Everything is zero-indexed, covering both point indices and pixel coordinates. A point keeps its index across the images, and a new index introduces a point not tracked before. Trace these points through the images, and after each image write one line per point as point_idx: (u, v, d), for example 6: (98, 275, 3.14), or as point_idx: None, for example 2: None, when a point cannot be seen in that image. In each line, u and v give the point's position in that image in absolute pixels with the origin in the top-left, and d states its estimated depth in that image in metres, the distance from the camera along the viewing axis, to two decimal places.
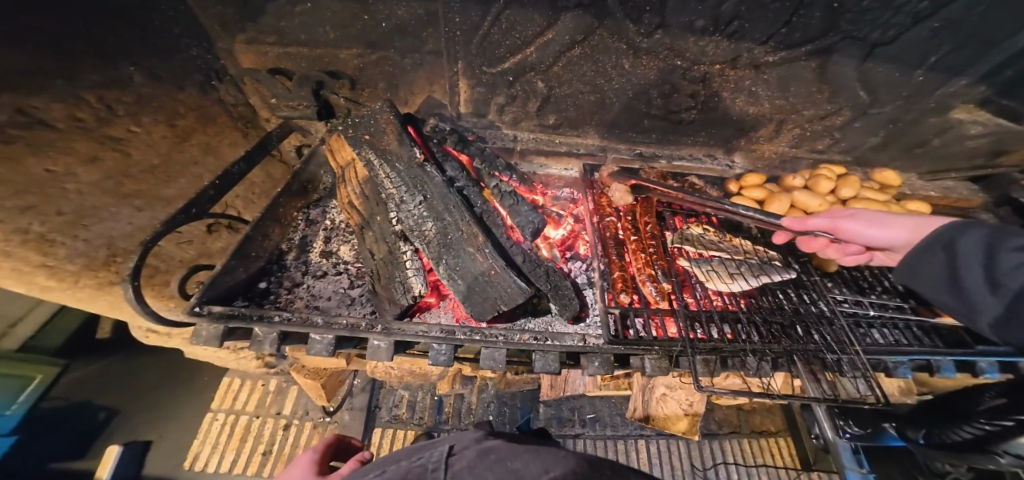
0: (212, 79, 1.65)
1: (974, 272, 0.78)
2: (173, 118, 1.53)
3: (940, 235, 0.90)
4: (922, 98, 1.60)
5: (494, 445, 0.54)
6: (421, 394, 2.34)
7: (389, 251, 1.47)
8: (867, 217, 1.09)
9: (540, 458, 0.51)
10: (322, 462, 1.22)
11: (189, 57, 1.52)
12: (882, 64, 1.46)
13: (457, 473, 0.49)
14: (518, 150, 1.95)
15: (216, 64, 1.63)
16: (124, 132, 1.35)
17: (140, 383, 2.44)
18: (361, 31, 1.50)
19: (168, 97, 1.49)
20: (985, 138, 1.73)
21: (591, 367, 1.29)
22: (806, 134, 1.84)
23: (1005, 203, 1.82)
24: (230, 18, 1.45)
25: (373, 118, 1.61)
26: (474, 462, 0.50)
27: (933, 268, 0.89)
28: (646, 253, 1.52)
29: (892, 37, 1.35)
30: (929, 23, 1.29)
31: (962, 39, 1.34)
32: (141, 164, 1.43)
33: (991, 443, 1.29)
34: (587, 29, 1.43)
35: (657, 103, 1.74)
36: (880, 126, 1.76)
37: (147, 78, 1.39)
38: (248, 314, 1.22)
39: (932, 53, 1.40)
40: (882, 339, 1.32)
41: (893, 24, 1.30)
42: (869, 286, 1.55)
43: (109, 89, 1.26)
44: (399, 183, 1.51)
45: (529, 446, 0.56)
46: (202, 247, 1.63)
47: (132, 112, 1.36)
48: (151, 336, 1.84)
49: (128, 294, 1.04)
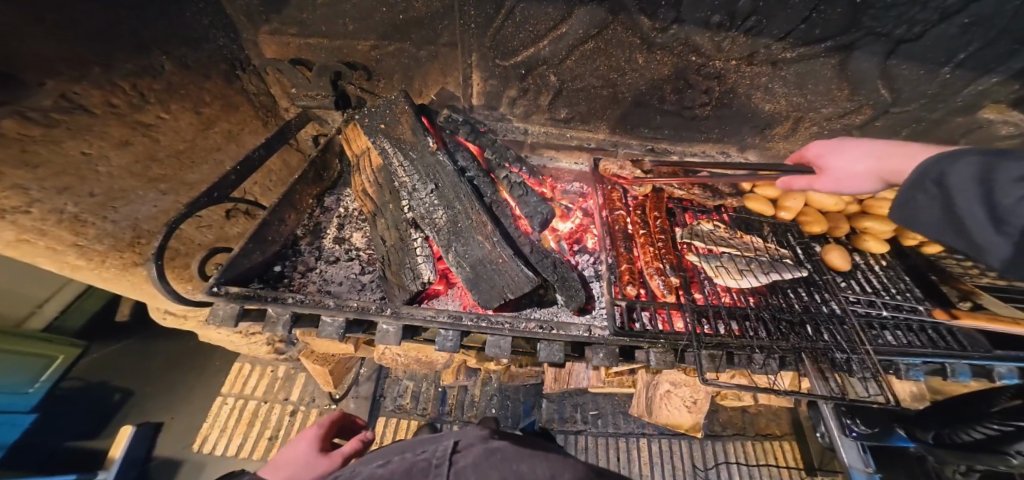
0: (237, 69, 1.70)
1: (975, 209, 0.63)
2: (199, 105, 1.57)
3: (925, 167, 0.75)
4: (950, 93, 1.55)
5: (500, 445, 0.56)
6: (425, 385, 2.38)
7: (400, 238, 1.50)
8: (835, 164, 1.11)
9: (547, 463, 0.52)
10: (325, 438, 1.28)
11: (216, 47, 1.58)
12: (905, 61, 1.44)
13: (460, 471, 0.50)
14: (528, 143, 2.00)
15: (240, 53, 1.68)
16: (154, 118, 1.39)
17: (154, 365, 2.51)
18: (378, 22, 1.53)
19: (195, 86, 1.53)
20: (1017, 139, 1.64)
21: (596, 358, 1.31)
22: (823, 132, 1.82)
23: None
24: (255, 9, 1.50)
25: (389, 108, 1.64)
26: (479, 460, 0.52)
27: (930, 206, 0.74)
28: (654, 247, 1.54)
29: (918, 33, 1.33)
30: (957, 20, 1.27)
31: (992, 36, 1.32)
32: (167, 149, 1.46)
33: (1000, 442, 1.12)
34: (601, 24, 1.44)
35: (671, 98, 1.74)
36: (902, 125, 1.74)
37: (176, 67, 1.44)
38: (262, 295, 1.26)
39: (960, 50, 1.38)
40: (894, 341, 1.29)
41: (920, 19, 1.29)
42: (885, 287, 1.51)
43: (142, 77, 1.32)
44: (412, 171, 1.54)
45: (535, 450, 0.58)
46: (220, 231, 1.67)
47: (161, 99, 1.40)
48: (167, 318, 1.89)
49: (151, 272, 1.07)
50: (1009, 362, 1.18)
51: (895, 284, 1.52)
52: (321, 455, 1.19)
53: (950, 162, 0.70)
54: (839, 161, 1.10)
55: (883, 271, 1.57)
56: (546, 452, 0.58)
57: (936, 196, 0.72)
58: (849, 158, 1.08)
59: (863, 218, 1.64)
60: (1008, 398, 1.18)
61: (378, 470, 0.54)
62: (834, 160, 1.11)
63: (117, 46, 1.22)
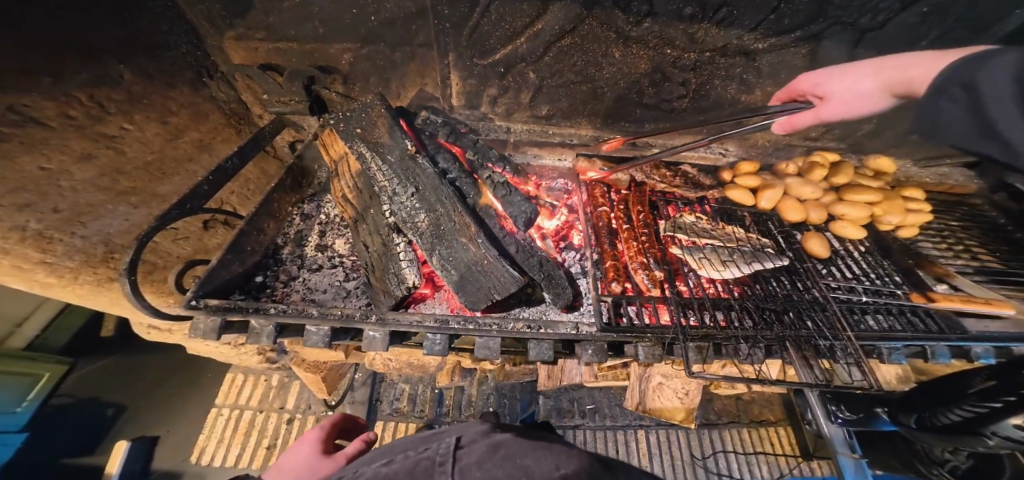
0: (203, 76, 1.67)
1: (1002, 104, 0.58)
2: (166, 115, 1.52)
3: (959, 70, 0.68)
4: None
5: (504, 439, 0.54)
6: (421, 387, 2.37)
7: (383, 243, 1.48)
8: (838, 89, 1.12)
9: (552, 456, 0.50)
10: (327, 440, 1.27)
11: (178, 54, 1.55)
12: (871, 50, 1.45)
13: (466, 470, 0.48)
14: (511, 142, 1.98)
15: (206, 60, 1.65)
16: (118, 129, 1.35)
17: (145, 379, 2.48)
18: (350, 26, 1.50)
19: (159, 95, 1.49)
20: None
21: (585, 355, 1.32)
22: None
23: (1000, 190, 1.81)
24: (218, 14, 1.47)
25: (365, 112, 1.61)
26: (483, 457, 0.50)
27: (950, 116, 0.68)
28: (637, 242, 1.54)
29: (881, 23, 1.35)
30: (916, 8, 1.30)
31: (949, 25, 1.35)
32: (134, 161, 1.41)
33: (977, 424, 1.12)
34: (576, 19, 1.42)
35: (649, 92, 1.73)
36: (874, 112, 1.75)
37: (137, 76, 1.40)
38: (244, 306, 1.25)
39: (921, 39, 1.40)
40: (876, 326, 1.29)
41: (882, 8, 1.30)
42: (865, 272, 1.52)
43: (99, 87, 1.26)
44: (391, 175, 1.52)
45: (539, 442, 0.56)
46: (198, 243, 1.64)
47: (124, 110, 1.36)
48: (153, 333, 1.86)
49: (126, 289, 1.04)
50: (985, 343, 1.21)
51: (874, 269, 1.53)
52: (325, 457, 1.17)
53: (983, 63, 0.64)
54: (841, 85, 1.11)
55: (861, 256, 1.59)
56: (550, 443, 0.56)
57: (961, 100, 0.66)
58: (849, 80, 1.10)
59: (838, 205, 1.63)
60: (982, 379, 1.17)
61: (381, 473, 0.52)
62: (836, 85, 1.12)
63: (74, 56, 1.18)
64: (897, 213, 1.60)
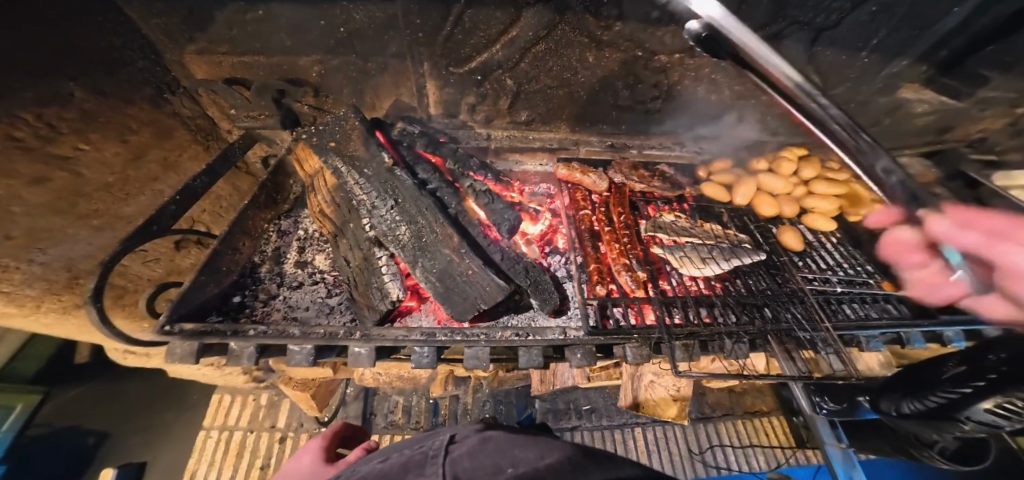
0: (165, 91, 1.56)
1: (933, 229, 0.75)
2: (126, 133, 1.42)
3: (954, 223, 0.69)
4: (870, 78, 1.66)
5: (493, 434, 0.57)
6: (416, 398, 2.34)
7: (364, 258, 1.46)
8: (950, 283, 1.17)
9: (538, 446, 0.52)
10: (329, 449, 1.22)
11: (136, 70, 1.43)
12: (829, 47, 1.51)
13: (457, 460, 0.50)
14: (492, 149, 1.96)
15: (167, 75, 1.55)
16: (74, 151, 1.24)
17: (127, 405, 2.40)
18: (319, 37, 1.48)
19: (117, 112, 1.37)
20: (930, 116, 1.85)
21: (574, 360, 1.32)
22: (766, 118, 1.87)
23: (956, 178, 1.87)
24: (175, 28, 1.40)
25: (339, 125, 1.60)
26: (472, 446, 0.52)
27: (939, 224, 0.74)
28: (620, 243, 1.55)
29: (836, 21, 1.40)
30: (866, 8, 1.35)
31: (896, 22, 1.42)
32: (95, 183, 1.33)
33: (952, 409, 1.12)
34: (550, 24, 1.43)
35: (624, 94, 1.74)
36: (835, 107, 1.82)
37: (89, 93, 1.26)
38: (222, 328, 1.22)
39: (873, 36, 1.47)
40: (852, 315, 1.33)
41: (835, 8, 1.35)
42: (839, 263, 1.55)
43: (48, 107, 1.14)
44: (370, 188, 1.50)
45: (530, 435, 0.58)
46: (170, 264, 1.59)
47: (76, 128, 1.23)
48: (129, 358, 1.80)
49: (93, 316, 1.00)
50: (955, 327, 1.25)
51: (846, 259, 1.57)
52: (326, 465, 1.13)
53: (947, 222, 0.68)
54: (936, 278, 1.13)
55: (833, 246, 1.63)
56: (536, 436, 0.58)
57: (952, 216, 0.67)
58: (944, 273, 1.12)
59: (809, 199, 1.69)
60: (954, 365, 1.19)
61: (379, 468, 0.55)
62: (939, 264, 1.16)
63: None
64: (865, 205, 1.66)
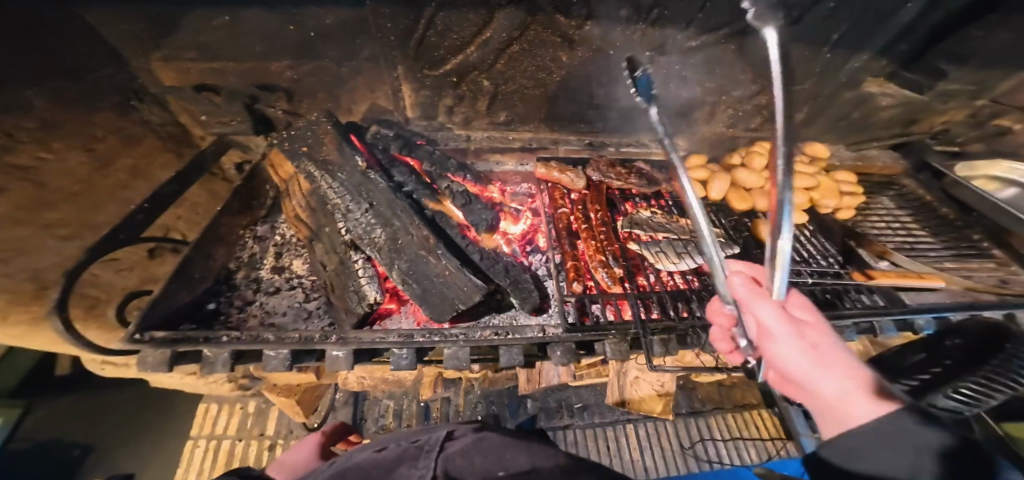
0: (131, 99, 1.52)
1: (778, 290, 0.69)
2: (90, 142, 1.40)
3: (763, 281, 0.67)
4: (834, 72, 1.69)
5: (487, 437, 0.78)
6: (407, 401, 2.30)
7: (341, 262, 1.46)
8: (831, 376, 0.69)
9: (517, 456, 0.74)
10: (325, 445, 1.26)
11: (100, 77, 1.38)
12: (792, 43, 1.53)
13: (450, 456, 0.71)
14: (472, 150, 1.93)
15: (133, 82, 1.50)
16: (34, 159, 1.22)
17: (111, 416, 2.37)
18: (287, 41, 1.47)
19: (80, 120, 1.34)
20: (895, 108, 1.88)
21: (555, 357, 1.29)
22: (739, 114, 1.90)
23: (923, 169, 1.94)
24: (139, 34, 1.36)
25: (311, 130, 1.59)
26: (469, 446, 0.74)
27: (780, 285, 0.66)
28: (596, 240, 1.56)
29: (797, 17, 1.43)
30: (825, 4, 1.38)
31: (855, 18, 1.45)
32: (58, 191, 1.32)
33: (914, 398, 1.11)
34: (522, 25, 1.44)
35: (599, 92, 1.76)
36: (804, 102, 1.85)
37: (49, 102, 1.22)
38: (193, 336, 1.21)
39: (833, 31, 1.50)
40: (824, 305, 1.35)
41: (795, 5, 1.38)
42: (812, 256, 1.57)
43: (8, 115, 1.11)
44: (343, 192, 1.50)
45: (513, 441, 0.80)
46: (145, 273, 1.59)
47: (39, 137, 1.22)
48: (107, 368, 1.78)
49: (59, 327, 0.99)
50: (926, 314, 1.26)
51: (819, 250, 1.59)
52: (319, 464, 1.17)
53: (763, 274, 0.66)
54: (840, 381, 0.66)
55: (805, 238, 1.65)
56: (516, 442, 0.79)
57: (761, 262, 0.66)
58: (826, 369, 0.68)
59: None
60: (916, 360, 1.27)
61: (375, 456, 0.76)
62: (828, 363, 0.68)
63: None
64: (833, 197, 1.68)
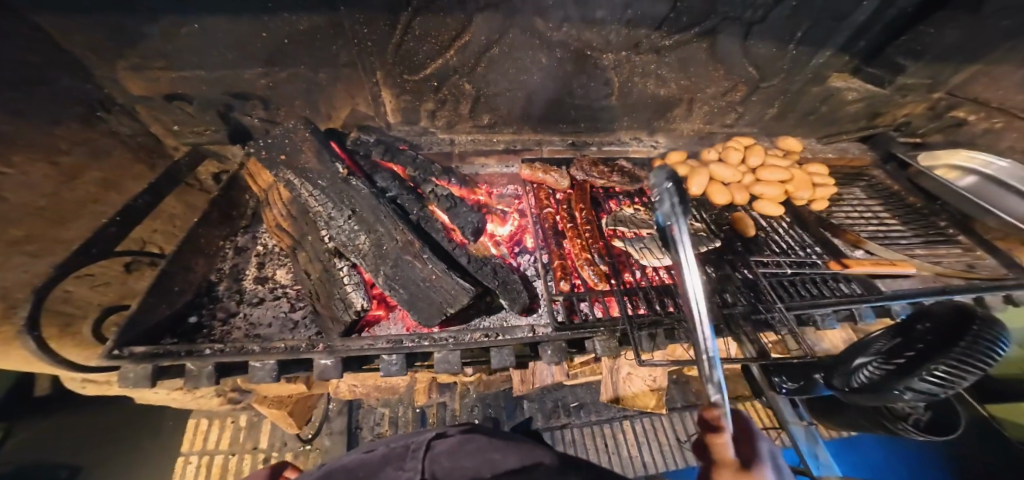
0: (98, 110, 1.49)
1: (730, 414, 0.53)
2: (55, 154, 1.36)
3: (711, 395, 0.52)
4: (801, 68, 1.73)
5: (475, 439, 0.77)
6: (402, 408, 2.29)
7: (324, 269, 1.45)
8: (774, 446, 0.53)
9: (504, 454, 0.72)
10: None
11: (61, 88, 1.34)
12: (760, 40, 1.57)
13: (435, 456, 0.70)
14: (456, 153, 1.94)
15: (99, 93, 1.47)
16: None
17: (96, 436, 2.30)
18: (260, 49, 1.46)
19: (42, 132, 1.30)
20: (861, 102, 1.93)
21: (545, 357, 1.31)
22: (714, 110, 1.94)
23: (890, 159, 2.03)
24: (103, 45, 1.33)
25: (288, 138, 1.58)
26: (456, 447, 0.73)
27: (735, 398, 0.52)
28: (582, 239, 1.57)
29: (762, 16, 1.46)
30: (787, 3, 1.42)
31: (816, 15, 1.49)
32: (20, 207, 1.27)
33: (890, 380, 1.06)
34: (500, 28, 1.45)
35: (579, 93, 1.78)
36: (774, 98, 1.89)
37: (7, 116, 1.17)
38: (175, 350, 1.18)
39: (796, 29, 1.54)
40: (806, 295, 1.37)
41: (759, 4, 1.41)
42: (790, 247, 1.61)
43: None
44: (325, 200, 1.48)
45: (505, 443, 0.78)
46: (122, 288, 1.57)
47: None
48: (89, 387, 1.74)
49: (31, 345, 0.97)
50: (899, 300, 1.31)
51: (796, 242, 1.63)
52: None
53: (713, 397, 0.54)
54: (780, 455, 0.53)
55: (784, 230, 1.69)
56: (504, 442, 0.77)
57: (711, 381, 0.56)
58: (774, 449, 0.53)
59: (757, 186, 1.73)
60: (887, 339, 1.23)
61: (362, 457, 0.76)
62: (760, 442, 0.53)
63: None
64: (808, 189, 1.72)
